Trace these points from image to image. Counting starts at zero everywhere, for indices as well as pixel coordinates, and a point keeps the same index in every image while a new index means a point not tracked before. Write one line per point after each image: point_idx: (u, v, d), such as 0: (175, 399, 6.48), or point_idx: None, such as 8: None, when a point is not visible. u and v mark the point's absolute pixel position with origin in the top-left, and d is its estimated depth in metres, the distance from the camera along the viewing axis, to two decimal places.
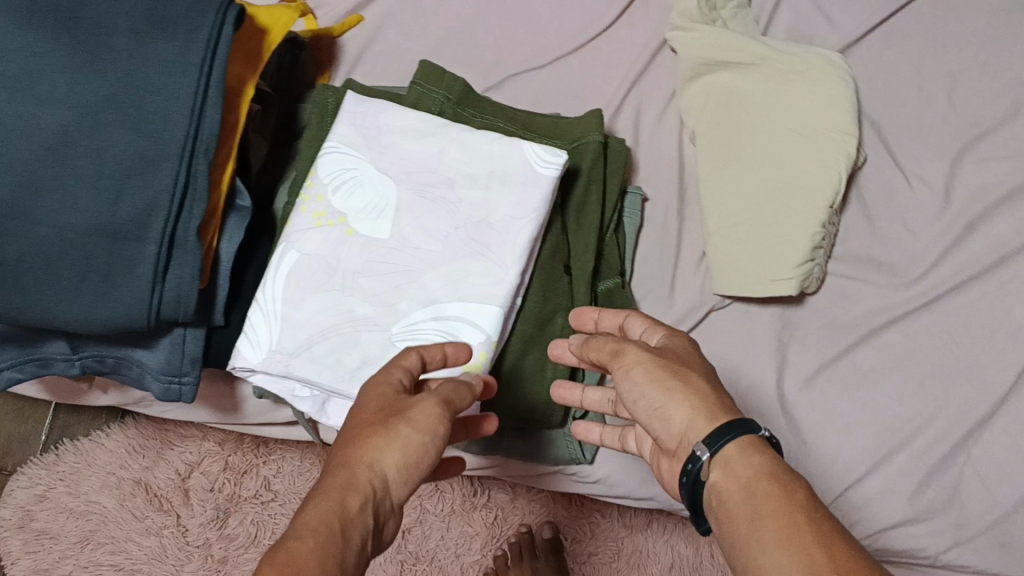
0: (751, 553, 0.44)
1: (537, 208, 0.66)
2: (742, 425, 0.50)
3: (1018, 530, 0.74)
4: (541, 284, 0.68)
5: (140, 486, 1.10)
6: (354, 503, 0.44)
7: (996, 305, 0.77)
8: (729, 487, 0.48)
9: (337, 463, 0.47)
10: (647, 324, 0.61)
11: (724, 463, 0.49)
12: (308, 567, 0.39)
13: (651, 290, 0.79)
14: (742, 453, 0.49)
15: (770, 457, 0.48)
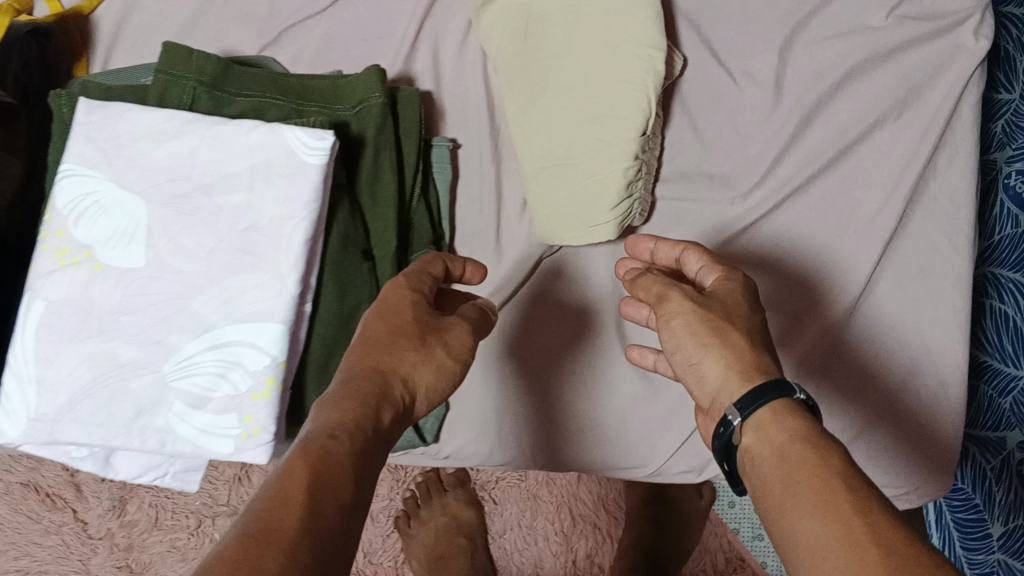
0: (784, 518, 0.44)
1: (308, 204, 0.59)
2: (779, 387, 0.50)
3: (879, 438, 0.73)
4: (335, 280, 0.63)
5: (28, 490, 1.05)
6: (385, 415, 0.46)
7: (840, 203, 0.73)
8: (764, 449, 0.48)
9: (368, 361, 0.48)
10: (704, 262, 0.60)
11: (760, 427, 0.49)
12: (340, 472, 0.41)
13: (477, 247, 0.73)
14: (774, 415, 0.49)
15: (804, 420, 0.48)
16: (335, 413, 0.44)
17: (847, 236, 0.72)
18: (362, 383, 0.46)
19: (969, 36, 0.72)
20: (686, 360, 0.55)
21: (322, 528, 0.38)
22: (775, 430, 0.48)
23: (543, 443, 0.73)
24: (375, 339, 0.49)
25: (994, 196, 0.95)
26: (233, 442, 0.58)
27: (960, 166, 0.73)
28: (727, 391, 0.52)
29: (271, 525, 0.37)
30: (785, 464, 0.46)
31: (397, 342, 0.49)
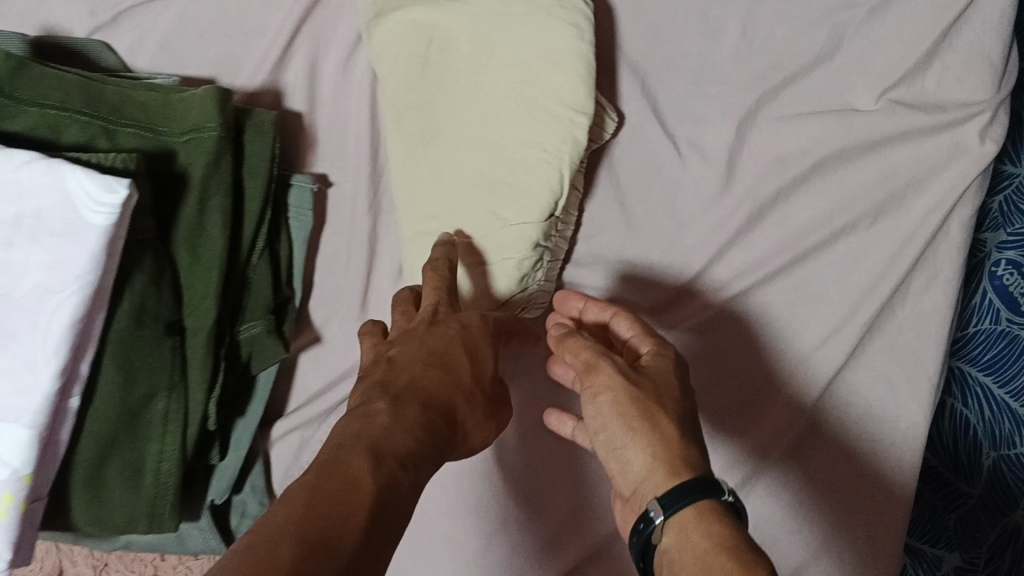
0: None
1: (77, 278, 0.45)
2: (709, 481, 0.39)
3: None
4: (121, 363, 0.49)
5: None
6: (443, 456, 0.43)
7: (784, 319, 0.59)
8: (682, 553, 0.37)
9: (416, 394, 0.43)
10: (636, 330, 0.47)
11: (681, 525, 0.38)
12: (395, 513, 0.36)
13: (338, 311, 0.59)
14: (701, 513, 0.38)
15: (733, 528, 0.37)
16: (404, 437, 0.39)
17: (784, 361, 0.60)
18: (425, 418, 0.41)
19: (973, 139, 0.58)
20: (608, 443, 0.44)
21: (369, 556, 0.34)
22: (701, 532, 0.37)
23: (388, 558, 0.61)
24: (436, 365, 0.45)
25: (976, 281, 0.69)
26: None
27: (935, 296, 0.59)
28: (651, 485, 0.41)
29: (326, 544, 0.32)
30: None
31: (460, 375, 0.45)
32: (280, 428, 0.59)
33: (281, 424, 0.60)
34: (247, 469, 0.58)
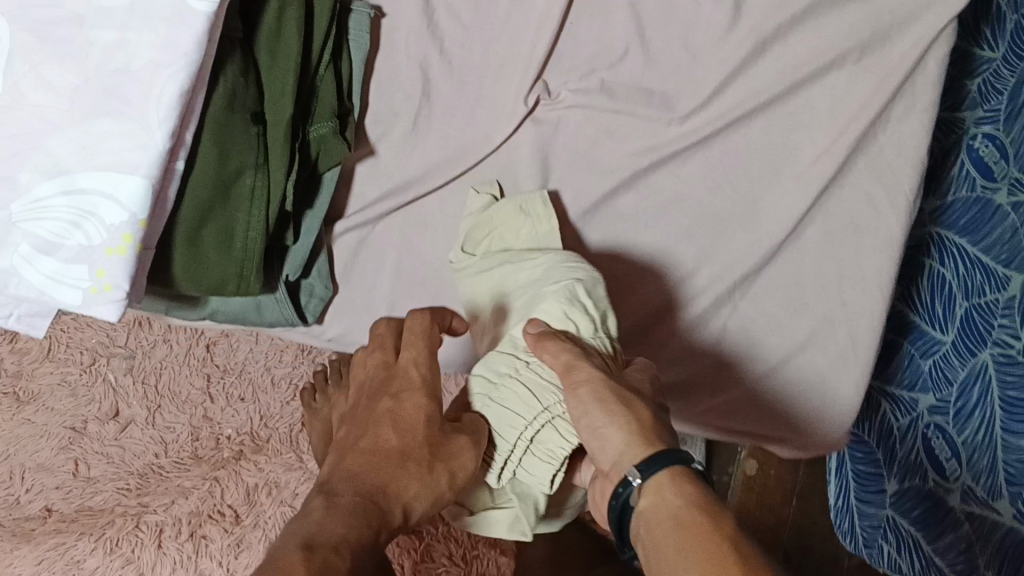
0: None
1: (188, 55, 0.54)
2: (678, 452, 0.49)
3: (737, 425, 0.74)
4: (215, 137, 0.57)
5: None
6: (381, 536, 0.46)
7: (782, 143, 0.68)
8: (667, 508, 0.46)
9: (356, 488, 0.47)
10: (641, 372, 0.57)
11: (655, 485, 0.48)
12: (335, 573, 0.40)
13: (391, 129, 0.67)
14: (677, 474, 0.48)
15: (700, 488, 0.47)
16: (337, 527, 0.43)
17: (784, 179, 0.69)
18: (355, 502, 0.46)
19: None
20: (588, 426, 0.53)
21: None
22: (680, 496, 0.47)
23: None
24: (378, 454, 0.50)
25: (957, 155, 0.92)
26: (82, 295, 0.55)
27: (914, 122, 0.68)
28: (626, 458, 0.50)
29: None
30: (691, 541, 0.44)
31: (402, 462, 0.49)
32: (342, 225, 0.67)
33: (343, 222, 0.67)
34: (316, 254, 0.66)
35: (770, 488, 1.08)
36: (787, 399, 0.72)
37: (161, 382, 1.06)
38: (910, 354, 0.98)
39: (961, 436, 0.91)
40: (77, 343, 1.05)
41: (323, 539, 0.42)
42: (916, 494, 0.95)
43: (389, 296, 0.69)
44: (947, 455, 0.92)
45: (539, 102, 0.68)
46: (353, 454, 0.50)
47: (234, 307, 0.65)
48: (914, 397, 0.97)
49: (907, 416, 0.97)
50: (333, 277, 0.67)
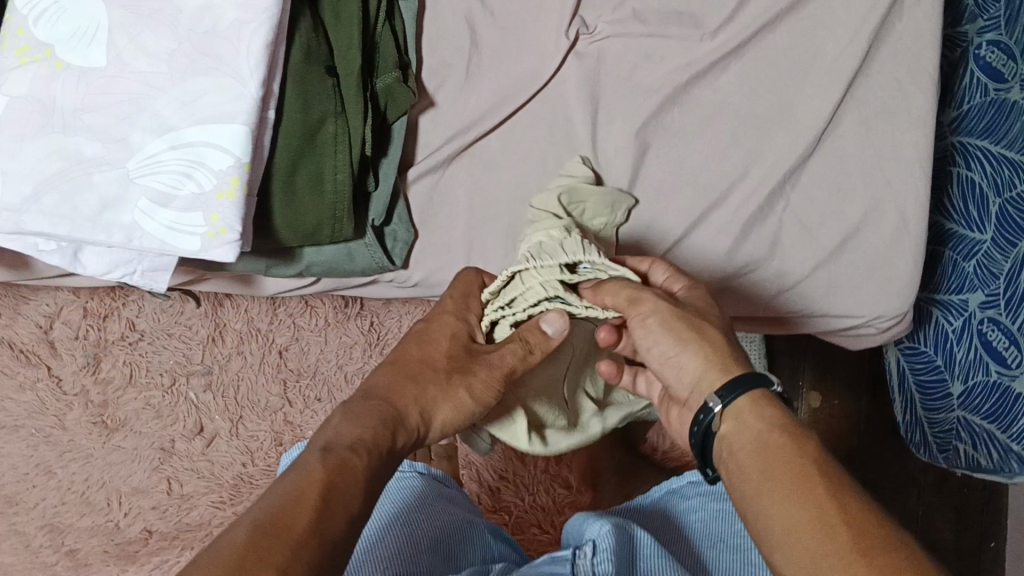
0: (763, 503, 0.47)
1: (267, 9, 0.59)
2: (758, 375, 0.52)
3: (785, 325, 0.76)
4: (297, 88, 0.63)
5: (4, 345, 1.08)
6: (398, 440, 0.52)
7: (810, 43, 0.72)
8: (752, 426, 0.50)
9: (379, 395, 0.54)
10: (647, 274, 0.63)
11: (737, 408, 0.51)
12: (353, 479, 0.47)
13: (447, 80, 0.72)
14: (758, 397, 0.51)
15: (778, 412, 0.50)
16: (356, 430, 0.50)
17: (815, 77, 0.72)
18: (377, 408, 0.52)
19: None
20: (660, 355, 0.56)
21: (322, 534, 0.43)
22: (761, 417, 0.50)
23: None
24: (406, 371, 0.56)
25: (965, 66, 0.89)
26: (200, 240, 0.59)
27: (928, 7, 0.71)
28: (704, 385, 0.54)
29: (283, 525, 0.42)
30: (777, 459, 0.48)
31: (424, 374, 0.56)
32: (415, 171, 0.72)
33: (415, 168, 0.72)
34: (396, 201, 0.70)
35: (839, 418, 1.10)
36: (848, 287, 0.73)
37: (240, 394, 1.09)
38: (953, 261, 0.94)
39: (1017, 322, 0.88)
40: (156, 365, 1.08)
41: (337, 443, 0.49)
42: (984, 388, 0.91)
43: (466, 234, 0.73)
44: (1006, 343, 0.89)
45: (579, 37, 0.72)
46: (386, 370, 0.57)
47: (328, 256, 0.69)
48: (962, 298, 0.93)
49: (961, 317, 0.93)
50: (412, 223, 0.71)
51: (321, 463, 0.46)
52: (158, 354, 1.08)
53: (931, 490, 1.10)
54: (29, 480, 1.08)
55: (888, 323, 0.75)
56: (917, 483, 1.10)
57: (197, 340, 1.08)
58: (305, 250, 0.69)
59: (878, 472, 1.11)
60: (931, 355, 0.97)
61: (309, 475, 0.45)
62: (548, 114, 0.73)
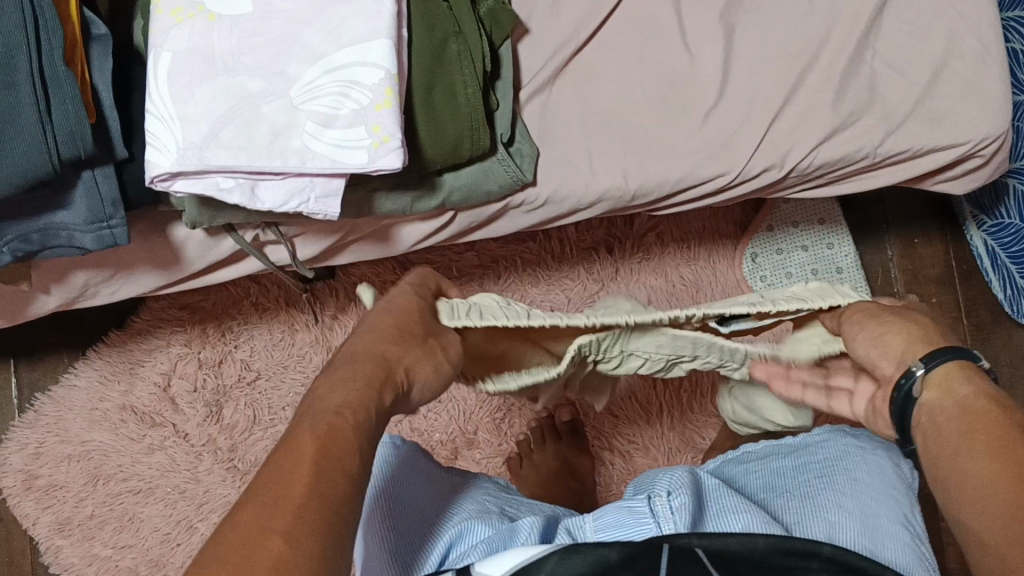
0: (958, 461, 0.49)
1: None
2: (966, 350, 0.53)
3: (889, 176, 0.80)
4: (421, 12, 0.68)
5: (127, 411, 1.10)
6: (386, 397, 0.52)
7: None
8: (959, 396, 0.51)
9: (363, 360, 0.53)
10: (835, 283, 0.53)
11: (938, 381, 0.52)
12: (348, 437, 0.48)
13: (537, 6, 0.76)
14: (957, 370, 0.52)
15: (984, 385, 0.51)
16: (343, 394, 0.50)
17: None
18: (355, 368, 0.53)
19: None
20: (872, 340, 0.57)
21: (320, 488, 0.44)
22: (969, 387, 0.51)
23: (633, 169, 0.76)
24: (384, 333, 0.56)
25: None
26: (367, 153, 0.63)
27: None
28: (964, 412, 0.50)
29: (280, 495, 0.43)
30: (979, 425, 0.49)
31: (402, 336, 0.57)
32: (526, 93, 0.76)
33: (526, 90, 0.76)
34: (516, 120, 0.74)
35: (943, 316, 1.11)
36: (953, 115, 0.76)
37: None
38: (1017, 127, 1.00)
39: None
40: (277, 401, 1.10)
41: (331, 408, 0.49)
42: None
43: (582, 142, 0.76)
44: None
45: None
46: (351, 346, 0.56)
47: (465, 178, 0.73)
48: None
49: None
50: (533, 140, 0.75)
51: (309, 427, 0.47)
52: (277, 390, 1.10)
53: None
54: (172, 540, 1.08)
55: (992, 147, 0.77)
56: None
57: (312, 368, 1.10)
58: (444, 178, 0.73)
59: (992, 359, 1.10)
60: (1018, 222, 1.02)
61: (300, 437, 0.47)
62: (634, 20, 0.77)
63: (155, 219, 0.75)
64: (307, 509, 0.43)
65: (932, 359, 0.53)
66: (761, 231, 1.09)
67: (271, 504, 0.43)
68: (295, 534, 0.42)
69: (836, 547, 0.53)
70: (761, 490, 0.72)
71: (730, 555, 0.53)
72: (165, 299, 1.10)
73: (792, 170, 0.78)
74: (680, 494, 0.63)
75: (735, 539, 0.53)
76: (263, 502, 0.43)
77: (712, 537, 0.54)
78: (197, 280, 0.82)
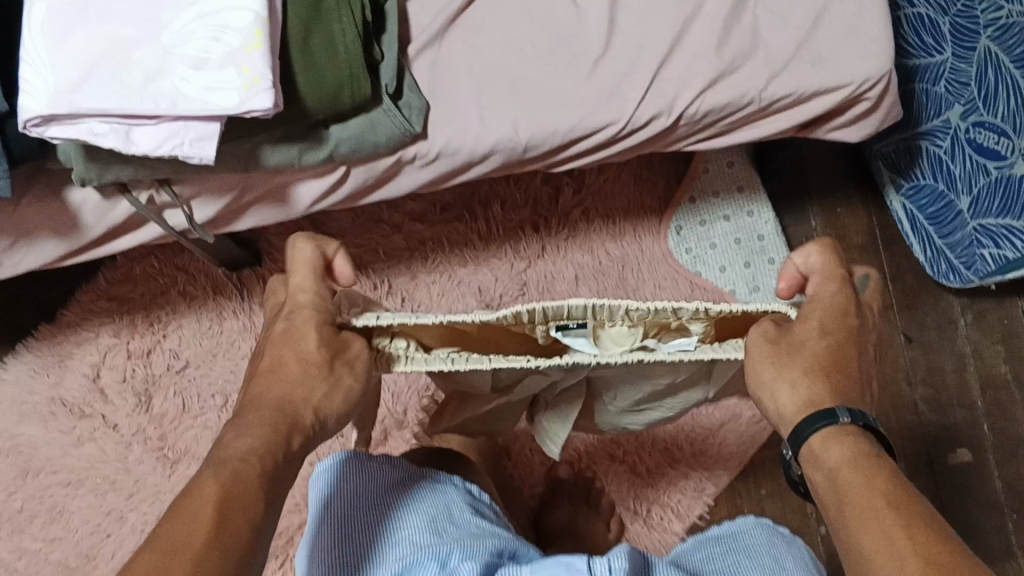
0: (844, 535, 0.48)
1: None
2: (829, 411, 0.52)
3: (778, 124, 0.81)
4: None
5: (56, 403, 1.10)
6: (295, 441, 0.52)
7: None
8: (829, 464, 0.51)
9: (269, 403, 0.53)
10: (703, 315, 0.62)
11: (815, 448, 0.52)
12: (237, 513, 0.45)
13: None
14: (836, 430, 0.51)
15: (851, 445, 0.50)
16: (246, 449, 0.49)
17: None
18: (260, 418, 0.51)
19: None
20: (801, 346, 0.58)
21: None
22: (840, 451, 0.50)
23: (524, 118, 0.77)
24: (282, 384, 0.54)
25: None
26: (238, 94, 0.64)
27: None
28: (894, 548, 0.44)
29: (159, 567, 0.41)
30: (847, 492, 0.49)
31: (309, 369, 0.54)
32: (414, 48, 0.77)
33: (414, 45, 0.77)
34: (404, 72, 0.75)
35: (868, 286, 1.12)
36: (835, 57, 0.77)
37: None
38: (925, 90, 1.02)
39: (999, 114, 0.98)
40: (206, 389, 1.10)
41: (239, 455, 0.48)
42: (987, 191, 0.99)
43: (473, 93, 0.77)
44: (995, 138, 0.98)
45: None
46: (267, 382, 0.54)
47: (352, 129, 0.74)
48: (943, 120, 1.01)
49: (947, 136, 1.01)
50: (422, 93, 0.76)
51: (214, 476, 0.46)
52: (205, 377, 1.10)
53: (974, 329, 1.09)
54: (102, 531, 1.07)
55: (877, 89, 0.79)
56: (959, 326, 1.10)
57: (240, 356, 1.10)
58: (331, 131, 0.74)
59: (919, 324, 1.11)
60: (933, 182, 1.03)
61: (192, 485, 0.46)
62: None
63: (50, 182, 0.75)
64: (203, 556, 0.42)
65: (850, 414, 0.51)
66: (684, 202, 1.11)
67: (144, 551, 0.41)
68: None
69: None
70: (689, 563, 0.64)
71: None
72: (94, 291, 1.11)
73: (680, 118, 0.78)
74: (619, 558, 0.54)
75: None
76: (163, 552, 0.41)
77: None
78: (99, 249, 0.83)
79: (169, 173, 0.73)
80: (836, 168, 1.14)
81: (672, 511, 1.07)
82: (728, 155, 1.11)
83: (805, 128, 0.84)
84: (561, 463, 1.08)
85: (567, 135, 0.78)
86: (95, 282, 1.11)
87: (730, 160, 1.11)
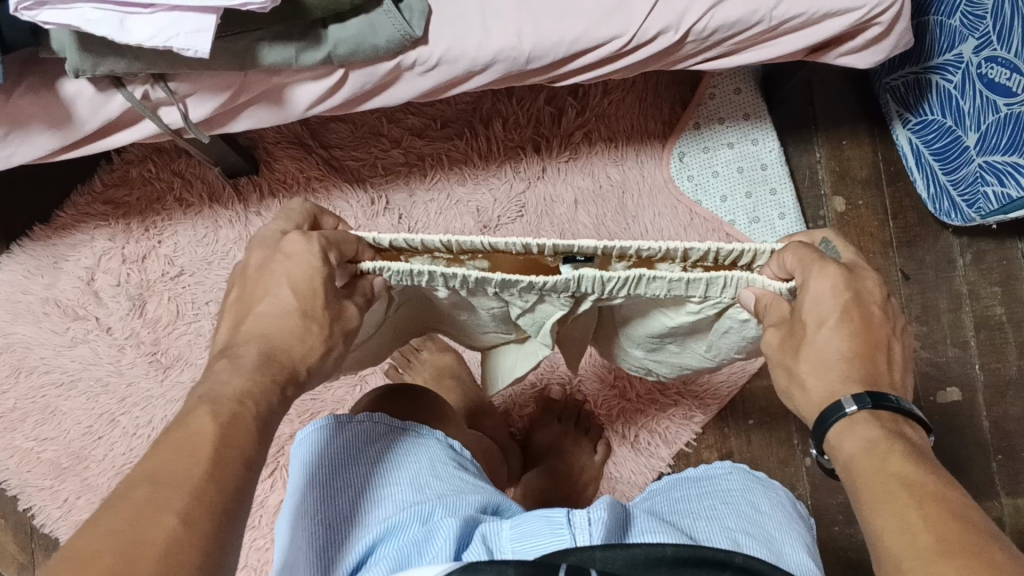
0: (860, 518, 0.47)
1: None
2: (836, 405, 0.51)
3: (784, 46, 0.80)
4: None
5: (51, 304, 1.10)
6: (280, 388, 0.50)
7: None
8: (849, 452, 0.50)
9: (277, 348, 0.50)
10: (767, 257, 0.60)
11: (834, 439, 0.52)
12: (204, 432, 0.43)
13: None
14: (849, 423, 0.51)
15: (873, 428, 0.50)
16: (236, 384, 0.47)
17: None
18: (247, 359, 0.50)
19: None
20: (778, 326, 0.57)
21: None
22: (855, 441, 0.50)
23: (527, 27, 0.75)
24: (282, 325, 0.52)
25: None
26: None
27: None
28: (903, 527, 0.43)
29: (179, 479, 0.40)
30: (860, 482, 0.48)
31: (310, 330, 0.53)
32: None
33: None
34: None
35: (870, 222, 1.11)
36: None
37: None
38: (938, 22, 0.99)
39: (1012, 50, 0.91)
40: (201, 296, 1.09)
41: (238, 395, 0.47)
42: (996, 127, 0.96)
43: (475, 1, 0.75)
44: (1006, 75, 0.93)
45: None
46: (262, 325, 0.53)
47: (351, 30, 0.72)
48: (956, 53, 0.98)
49: (959, 71, 0.98)
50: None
51: (207, 414, 0.44)
52: (200, 285, 1.09)
53: (972, 269, 1.09)
54: (94, 432, 1.07)
55: (890, 13, 0.77)
56: (957, 266, 1.09)
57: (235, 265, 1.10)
58: (330, 30, 0.72)
59: (917, 262, 1.10)
60: (942, 118, 1.02)
61: (244, 408, 0.46)
62: None
63: (44, 73, 0.74)
64: (202, 492, 0.40)
65: (861, 399, 0.50)
66: (688, 128, 1.10)
67: (173, 461, 0.41)
68: (132, 556, 0.35)
69: (749, 557, 0.47)
70: (666, 508, 0.61)
71: (646, 561, 0.46)
72: (89, 194, 1.11)
73: (687, 34, 0.77)
74: (598, 509, 0.52)
75: (640, 550, 0.46)
76: (158, 484, 0.39)
77: (615, 548, 0.46)
78: (93, 143, 0.82)
79: (164, 68, 0.72)
80: (844, 101, 1.13)
81: (660, 437, 1.07)
82: (736, 80, 1.09)
83: (814, 51, 0.83)
84: (553, 384, 1.09)
85: (571, 46, 0.76)
86: (91, 184, 1.11)
87: (739, 86, 1.09)
